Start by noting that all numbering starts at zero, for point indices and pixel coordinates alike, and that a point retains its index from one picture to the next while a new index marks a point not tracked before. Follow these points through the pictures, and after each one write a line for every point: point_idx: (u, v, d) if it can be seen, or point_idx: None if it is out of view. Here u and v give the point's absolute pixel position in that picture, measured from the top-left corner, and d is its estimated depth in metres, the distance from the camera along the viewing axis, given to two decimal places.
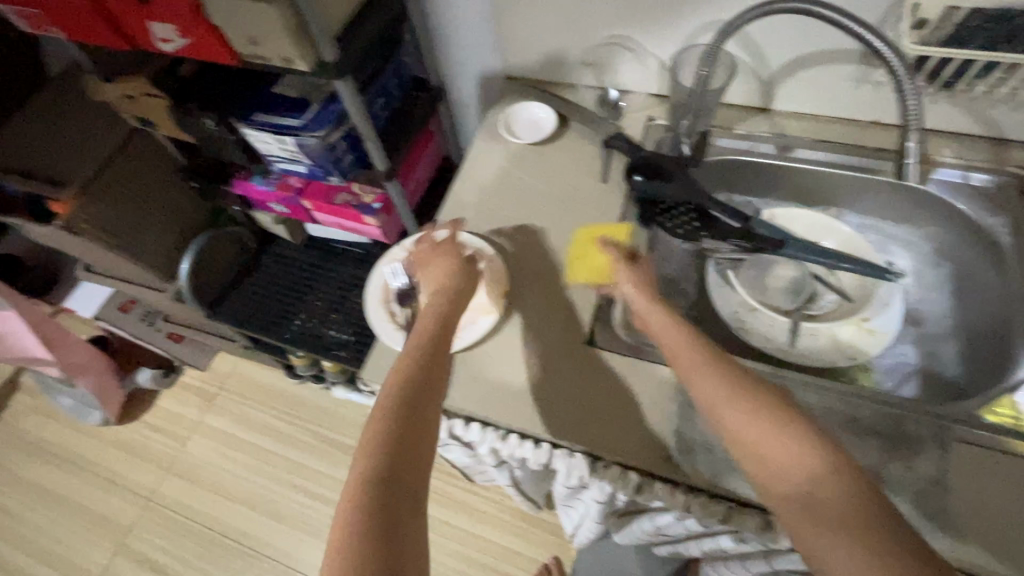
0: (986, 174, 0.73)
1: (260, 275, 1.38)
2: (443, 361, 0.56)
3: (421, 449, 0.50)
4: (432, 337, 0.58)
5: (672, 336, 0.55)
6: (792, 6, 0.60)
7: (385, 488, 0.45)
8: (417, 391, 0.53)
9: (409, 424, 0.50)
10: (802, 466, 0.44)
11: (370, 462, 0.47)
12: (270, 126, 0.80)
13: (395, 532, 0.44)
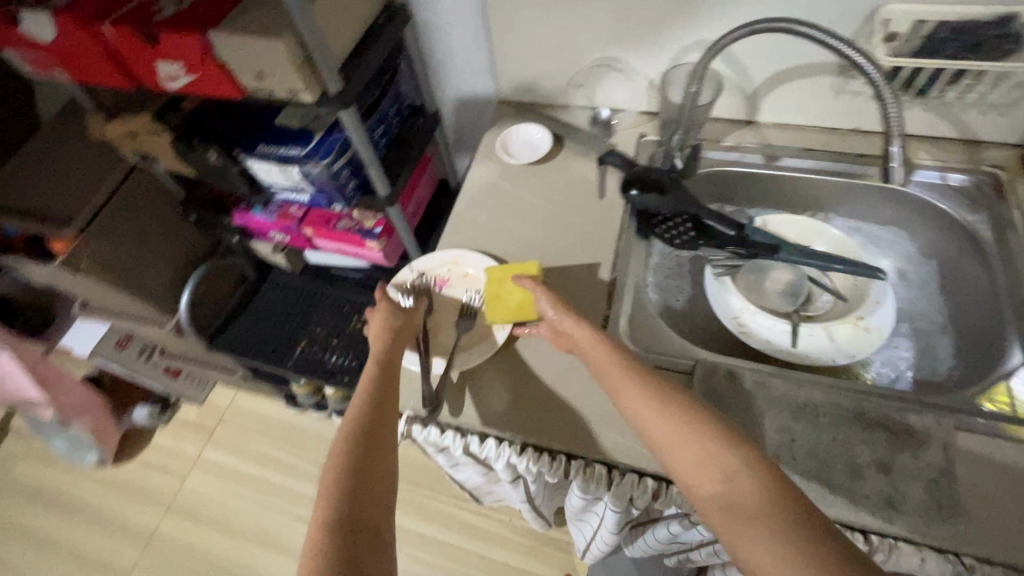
0: (962, 175, 0.77)
1: (260, 304, 1.38)
2: (391, 403, 0.59)
3: (378, 491, 0.51)
4: (379, 382, 0.60)
5: (597, 350, 0.58)
6: (777, 25, 0.63)
7: (342, 536, 0.47)
8: (370, 434, 0.55)
9: (364, 468, 0.52)
10: (713, 467, 0.46)
11: (327, 515, 0.48)
12: (274, 156, 0.81)
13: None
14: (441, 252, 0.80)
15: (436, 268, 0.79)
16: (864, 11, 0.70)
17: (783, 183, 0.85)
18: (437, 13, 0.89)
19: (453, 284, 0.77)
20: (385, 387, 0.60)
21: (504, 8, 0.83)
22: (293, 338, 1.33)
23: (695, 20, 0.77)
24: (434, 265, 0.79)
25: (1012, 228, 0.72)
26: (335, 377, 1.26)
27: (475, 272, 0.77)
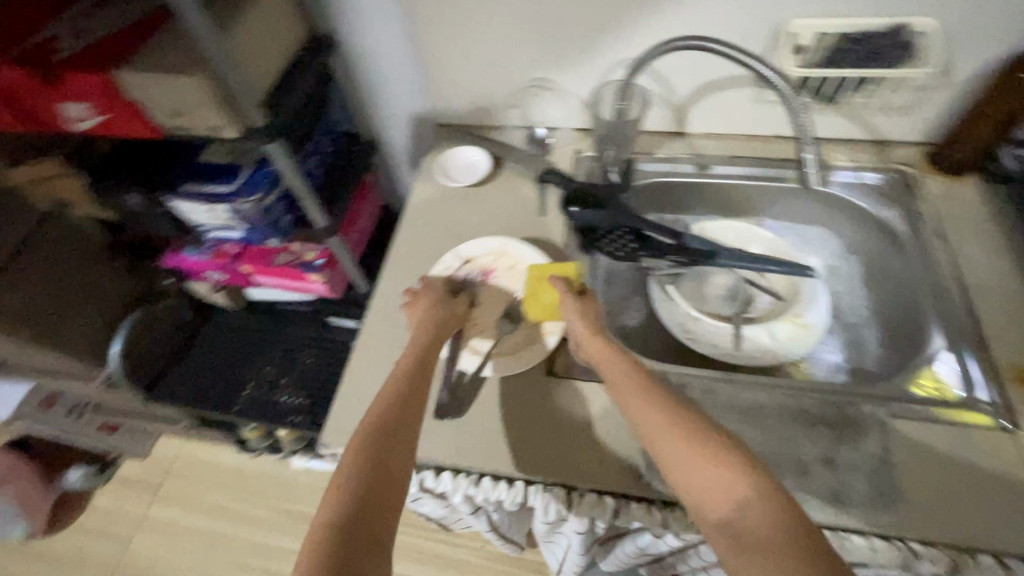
0: (876, 173, 0.82)
1: (201, 346, 1.30)
2: (414, 416, 0.56)
3: (386, 506, 0.49)
4: (403, 392, 0.58)
5: (608, 365, 0.58)
6: (689, 44, 0.66)
7: (341, 546, 0.45)
8: (385, 446, 0.52)
9: (375, 479, 0.49)
10: (730, 494, 0.44)
11: (330, 519, 0.46)
12: (200, 195, 0.78)
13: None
14: (487, 242, 0.79)
15: (482, 255, 0.79)
16: (772, 27, 0.73)
17: (716, 190, 0.88)
18: (365, 41, 0.89)
19: (499, 276, 0.77)
20: (409, 401, 0.57)
21: (432, 34, 0.83)
22: (239, 380, 1.26)
23: (618, 40, 0.79)
24: (480, 255, 0.79)
25: (923, 221, 0.77)
26: (288, 419, 1.22)
27: (524, 266, 0.77)
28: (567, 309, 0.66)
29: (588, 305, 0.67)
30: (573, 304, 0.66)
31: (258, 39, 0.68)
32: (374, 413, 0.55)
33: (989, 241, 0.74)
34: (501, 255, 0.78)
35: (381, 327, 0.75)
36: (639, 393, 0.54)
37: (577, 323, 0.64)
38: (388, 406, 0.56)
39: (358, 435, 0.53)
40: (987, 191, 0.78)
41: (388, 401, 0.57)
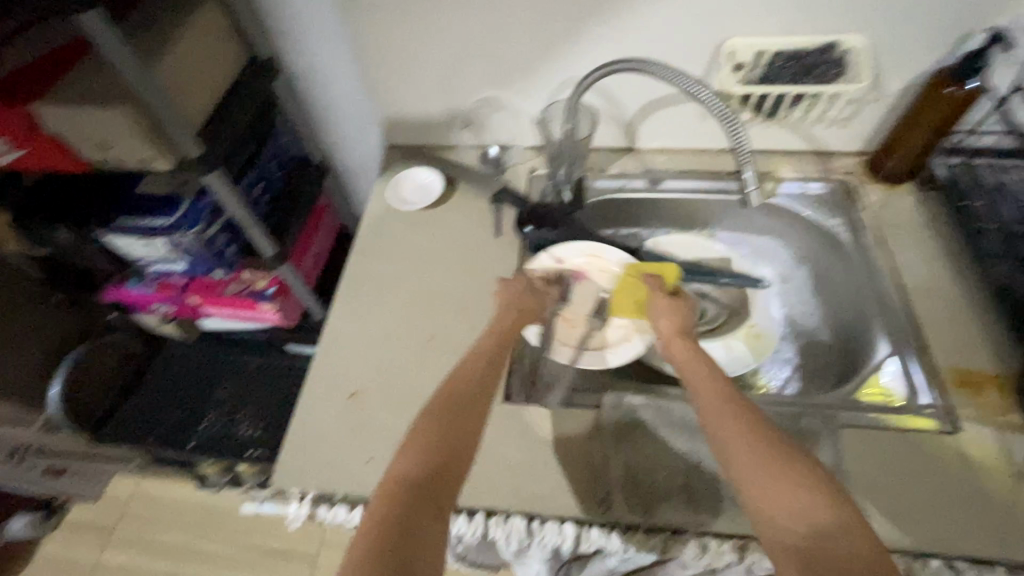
0: (820, 184, 0.85)
1: (152, 380, 1.24)
2: (487, 395, 0.55)
3: (456, 472, 0.47)
4: (475, 371, 0.56)
5: (689, 365, 0.57)
6: (626, 66, 0.64)
7: (410, 502, 0.44)
8: (456, 419, 0.51)
9: (444, 446, 0.48)
10: (804, 506, 0.43)
11: (400, 476, 0.45)
12: (135, 229, 0.74)
13: (417, 547, 0.41)
14: (578, 244, 0.81)
15: (573, 257, 0.80)
16: (712, 45, 0.75)
17: (669, 204, 0.89)
18: (310, 64, 0.87)
19: (591, 276, 0.79)
20: (483, 381, 0.56)
21: (378, 56, 0.82)
22: (195, 414, 1.21)
23: (565, 59, 0.80)
24: (573, 256, 0.80)
25: (864, 229, 0.79)
26: (248, 453, 1.17)
27: (614, 269, 0.79)
28: (656, 310, 0.66)
29: (682, 306, 0.66)
30: (665, 304, 0.66)
31: (190, 68, 0.65)
32: (443, 392, 0.54)
33: (927, 247, 0.77)
34: (593, 256, 0.80)
35: (335, 358, 0.73)
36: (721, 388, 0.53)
37: (664, 323, 0.64)
38: (459, 382, 0.55)
39: (430, 404, 0.52)
40: (923, 197, 0.81)
41: (462, 376, 0.56)
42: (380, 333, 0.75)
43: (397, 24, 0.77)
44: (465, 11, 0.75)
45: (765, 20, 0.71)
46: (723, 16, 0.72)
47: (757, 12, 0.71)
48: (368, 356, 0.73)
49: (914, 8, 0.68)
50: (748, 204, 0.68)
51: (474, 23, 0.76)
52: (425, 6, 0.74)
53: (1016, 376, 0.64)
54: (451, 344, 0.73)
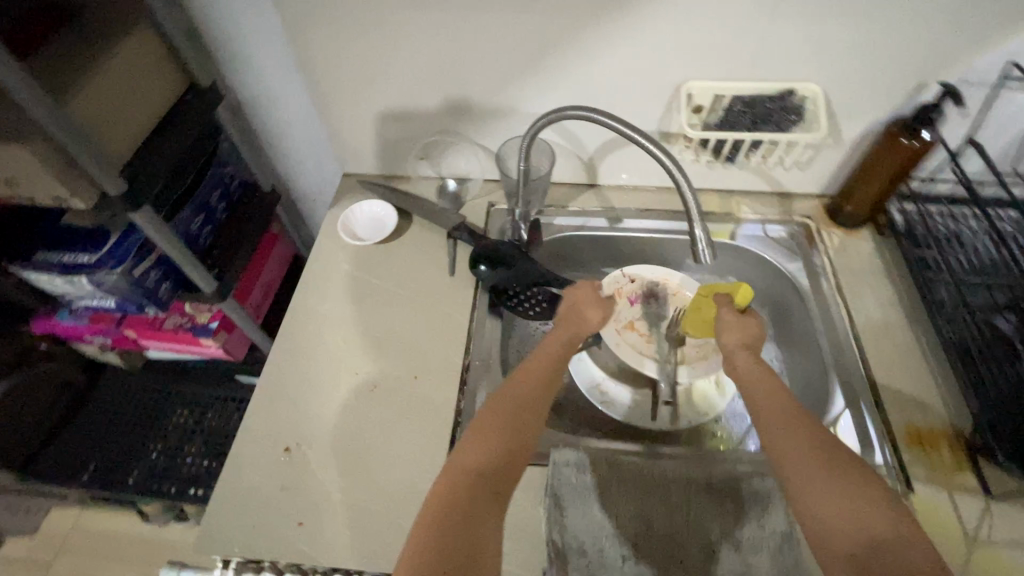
0: (780, 226, 0.84)
1: (92, 411, 1.17)
2: (546, 393, 0.59)
3: (513, 463, 0.53)
4: (536, 373, 0.61)
5: (756, 380, 0.60)
6: (574, 113, 0.60)
7: (470, 487, 0.50)
8: (513, 417, 0.56)
9: (501, 442, 0.54)
10: (862, 511, 0.47)
11: (462, 464, 0.52)
12: (57, 266, 0.69)
13: (474, 525, 0.48)
14: (650, 267, 0.84)
15: (650, 277, 0.83)
16: (669, 88, 0.74)
17: (629, 243, 0.87)
18: (259, 89, 0.83)
19: (664, 300, 0.82)
20: (543, 382, 0.60)
21: (327, 87, 0.78)
22: (137, 447, 1.14)
23: (522, 96, 0.78)
24: (646, 276, 0.83)
25: (822, 274, 0.79)
26: (190, 491, 1.10)
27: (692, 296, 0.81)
28: (722, 323, 0.66)
29: (756, 321, 0.65)
30: (736, 318, 0.65)
31: (112, 102, 0.62)
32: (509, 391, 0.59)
33: (882, 296, 0.76)
34: (666, 279, 0.83)
35: (271, 407, 0.68)
36: (778, 395, 0.57)
37: (727, 337, 0.64)
38: (519, 383, 0.60)
39: (490, 402, 0.58)
40: (880, 244, 0.81)
41: (525, 377, 0.61)
42: (322, 378, 0.71)
43: (346, 56, 0.74)
44: (416, 46, 0.72)
45: (723, 65, 0.71)
46: (679, 60, 0.71)
47: (713, 57, 0.70)
48: (307, 404, 0.69)
49: (868, 59, 0.68)
50: (697, 261, 0.56)
51: (426, 58, 0.73)
52: (374, 39, 0.72)
53: (964, 433, 0.63)
54: (396, 393, 0.69)
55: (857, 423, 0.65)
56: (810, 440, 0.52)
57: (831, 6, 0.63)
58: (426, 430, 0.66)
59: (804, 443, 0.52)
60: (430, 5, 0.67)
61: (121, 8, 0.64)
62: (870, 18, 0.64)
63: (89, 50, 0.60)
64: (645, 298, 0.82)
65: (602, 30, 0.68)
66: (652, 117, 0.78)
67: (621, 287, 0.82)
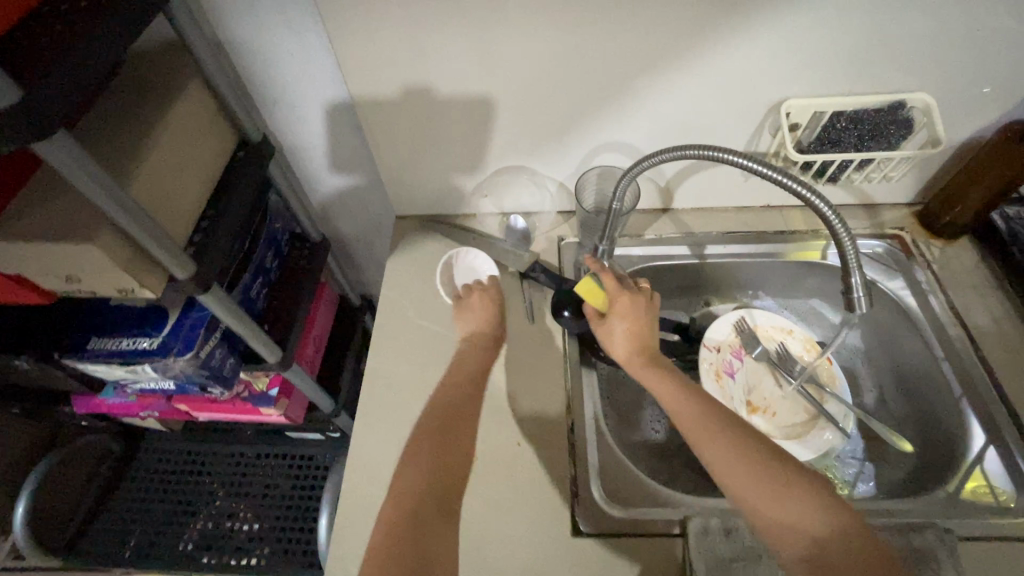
0: (874, 241, 0.79)
1: (134, 481, 1.10)
2: (472, 403, 0.65)
3: (449, 475, 0.57)
4: (460, 393, 0.65)
5: (663, 392, 0.60)
6: (695, 152, 0.54)
7: (418, 503, 0.54)
8: (449, 431, 0.61)
9: (439, 468, 0.57)
10: (795, 510, 0.49)
11: (404, 489, 0.55)
12: (114, 354, 0.61)
13: (423, 536, 0.52)
14: (724, 319, 0.79)
15: (727, 337, 0.78)
16: (761, 108, 0.69)
17: (713, 270, 0.82)
18: (310, 134, 0.76)
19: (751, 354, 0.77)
20: (472, 395, 0.66)
21: (387, 132, 0.72)
22: (184, 514, 1.07)
23: (601, 126, 0.72)
24: (723, 337, 0.78)
25: (930, 292, 0.74)
26: (244, 561, 1.02)
27: (799, 332, 0.78)
28: (602, 339, 0.67)
29: (619, 319, 0.65)
30: (604, 328, 0.66)
31: (171, 174, 0.55)
32: (433, 407, 0.64)
33: (998, 311, 0.72)
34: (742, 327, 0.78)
35: (368, 492, 0.62)
36: (693, 408, 0.57)
37: (617, 350, 0.65)
38: (445, 405, 0.64)
39: (423, 422, 0.62)
40: (985, 252, 0.77)
41: (451, 392, 0.65)
42: None
43: (409, 97, 0.67)
44: (487, 83, 0.66)
45: (827, 81, 0.65)
46: (777, 80, 0.65)
47: (816, 72, 0.64)
48: None
49: (987, 65, 0.63)
50: (853, 309, 0.54)
51: (498, 93, 0.67)
52: (443, 79, 0.65)
53: None
54: (501, 463, 0.64)
55: (1006, 457, 0.61)
56: (737, 446, 0.54)
57: (960, 15, 0.58)
58: (542, 504, 0.61)
59: (728, 449, 0.53)
60: (510, 40, 0.61)
61: (172, 73, 0.57)
62: (1001, 21, 0.58)
63: (141, 121, 0.53)
64: (736, 359, 0.77)
65: (695, 53, 0.63)
66: (740, 138, 0.73)
67: (718, 368, 0.75)
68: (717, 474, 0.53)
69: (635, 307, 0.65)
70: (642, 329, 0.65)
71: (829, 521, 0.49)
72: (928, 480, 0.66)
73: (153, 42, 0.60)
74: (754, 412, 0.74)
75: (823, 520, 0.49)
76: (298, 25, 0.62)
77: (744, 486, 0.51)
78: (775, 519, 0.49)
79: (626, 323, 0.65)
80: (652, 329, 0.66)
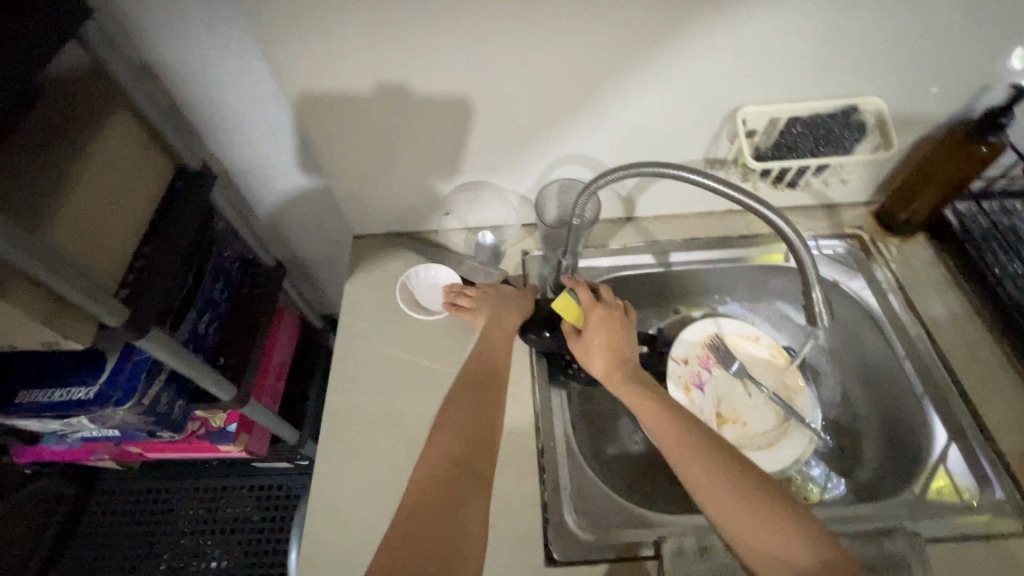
0: (834, 241, 0.79)
1: (90, 526, 1.04)
2: (503, 374, 0.64)
3: (484, 443, 0.56)
4: (492, 363, 0.65)
5: (644, 411, 0.60)
6: (651, 169, 0.53)
7: (450, 474, 0.52)
8: (479, 403, 0.60)
9: (472, 437, 0.56)
10: (778, 535, 0.49)
11: (438, 456, 0.54)
12: (47, 405, 0.57)
13: (452, 513, 0.49)
14: (692, 331, 0.79)
15: (694, 350, 0.78)
16: (718, 116, 0.68)
17: (679, 278, 0.82)
18: (255, 157, 0.73)
19: (720, 363, 0.77)
20: (494, 373, 0.64)
21: (337, 151, 0.69)
22: (146, 556, 1.01)
23: (559, 137, 0.70)
24: (689, 351, 0.78)
25: (890, 290, 0.75)
26: None
27: (765, 339, 0.79)
28: (579, 356, 0.66)
29: (597, 333, 0.65)
30: (581, 342, 0.66)
31: (99, 213, 0.51)
32: (466, 376, 0.63)
33: (955, 307, 0.73)
34: (711, 339, 0.78)
35: (332, 533, 0.60)
36: (677, 428, 0.57)
37: (596, 366, 0.65)
38: (477, 374, 0.63)
39: (451, 398, 0.61)
40: (940, 248, 0.78)
41: (474, 369, 0.64)
42: (382, 488, 0.62)
43: (356, 116, 0.64)
44: (439, 96, 0.63)
45: (781, 87, 0.65)
46: (732, 87, 0.65)
47: (771, 78, 0.64)
48: (372, 524, 0.60)
49: (934, 67, 0.63)
50: (815, 323, 0.54)
51: (450, 107, 0.64)
52: (391, 96, 0.62)
53: None
54: None
55: (967, 454, 0.62)
56: (720, 465, 0.54)
57: (905, 20, 0.58)
58: (513, 534, 0.59)
59: (711, 471, 0.53)
60: (460, 52, 0.58)
61: (93, 103, 0.53)
62: (945, 24, 0.59)
63: (59, 156, 0.49)
64: (704, 369, 0.77)
65: (650, 63, 0.62)
66: (698, 146, 0.72)
67: (687, 381, 0.75)
68: (699, 500, 0.53)
69: (610, 320, 0.65)
70: (617, 342, 0.65)
71: (812, 544, 0.48)
72: (893, 479, 0.67)
73: (70, 69, 0.55)
74: (724, 424, 0.74)
75: (805, 542, 0.48)
76: (230, 42, 0.58)
77: (726, 519, 0.51)
78: (757, 543, 0.49)
79: (603, 337, 0.65)
80: (627, 342, 0.66)
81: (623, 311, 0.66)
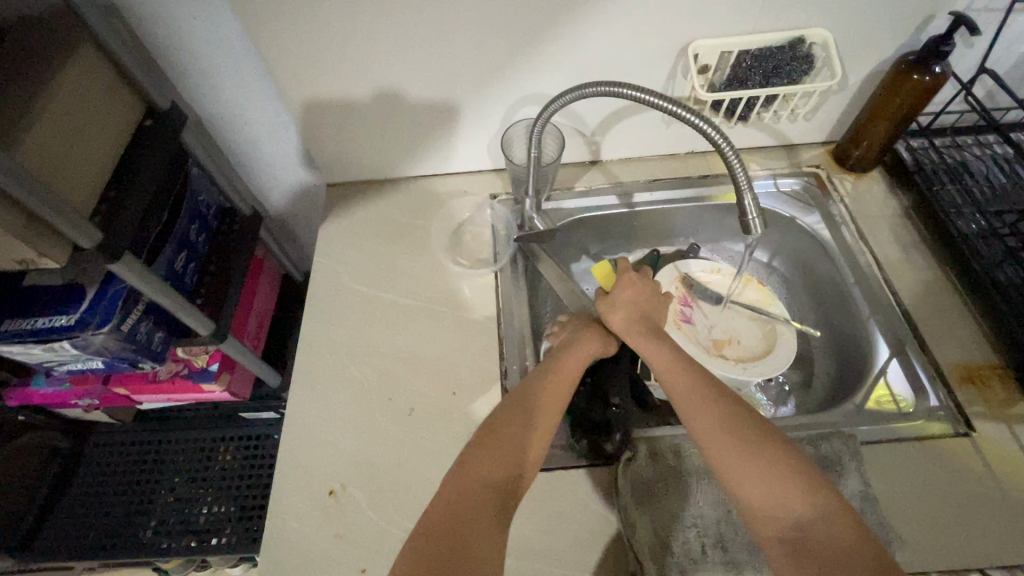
0: (792, 179, 0.82)
1: (86, 476, 1.08)
2: (558, 403, 0.57)
3: (518, 474, 0.51)
4: (546, 388, 0.58)
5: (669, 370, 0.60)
6: (596, 89, 0.57)
7: (474, 501, 0.47)
8: (522, 428, 0.54)
9: (506, 462, 0.51)
10: (795, 500, 0.47)
11: (465, 476, 0.49)
12: (29, 333, 0.59)
13: (465, 542, 0.44)
14: (663, 278, 0.82)
15: (671, 287, 0.82)
16: (672, 52, 0.70)
17: (643, 217, 0.84)
18: (224, 102, 0.74)
19: (697, 298, 0.82)
20: (545, 395, 0.58)
21: (303, 95, 0.70)
22: (141, 504, 1.06)
23: (518, 78, 0.72)
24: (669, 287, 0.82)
25: (843, 224, 0.78)
26: (207, 542, 1.02)
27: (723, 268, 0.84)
28: (603, 312, 0.69)
29: (625, 289, 0.71)
30: (607, 298, 0.70)
31: (71, 138, 0.54)
32: (516, 395, 0.58)
33: (905, 237, 0.76)
34: (682, 279, 0.83)
35: (306, 448, 0.63)
36: (699, 389, 0.57)
37: (618, 318, 0.68)
38: (527, 396, 0.57)
39: (497, 414, 0.55)
40: (894, 183, 0.80)
41: (526, 388, 0.58)
42: (352, 410, 0.66)
43: (315, 57, 0.66)
44: (396, 36, 0.64)
45: (729, 21, 0.67)
46: (683, 21, 0.66)
47: (718, 11, 0.65)
48: (344, 440, 0.64)
49: None
50: (749, 231, 0.58)
51: (408, 47, 0.66)
52: (348, 36, 0.64)
53: (1014, 365, 0.63)
54: (436, 411, 0.65)
55: (906, 367, 0.66)
56: (742, 426, 0.52)
57: None
58: None
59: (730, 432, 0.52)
60: None
61: (58, 36, 0.55)
62: None
63: (29, 81, 0.52)
64: (685, 305, 0.81)
65: None
66: (654, 83, 0.74)
67: (676, 314, 0.80)
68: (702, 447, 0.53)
69: (640, 282, 0.72)
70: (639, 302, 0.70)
71: (837, 516, 0.46)
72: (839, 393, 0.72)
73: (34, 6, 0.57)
74: (722, 347, 0.78)
75: (827, 512, 0.46)
76: None
77: (728, 467, 0.51)
78: (771, 505, 0.48)
79: (629, 295, 0.70)
80: (651, 309, 0.71)
81: (657, 286, 0.73)
